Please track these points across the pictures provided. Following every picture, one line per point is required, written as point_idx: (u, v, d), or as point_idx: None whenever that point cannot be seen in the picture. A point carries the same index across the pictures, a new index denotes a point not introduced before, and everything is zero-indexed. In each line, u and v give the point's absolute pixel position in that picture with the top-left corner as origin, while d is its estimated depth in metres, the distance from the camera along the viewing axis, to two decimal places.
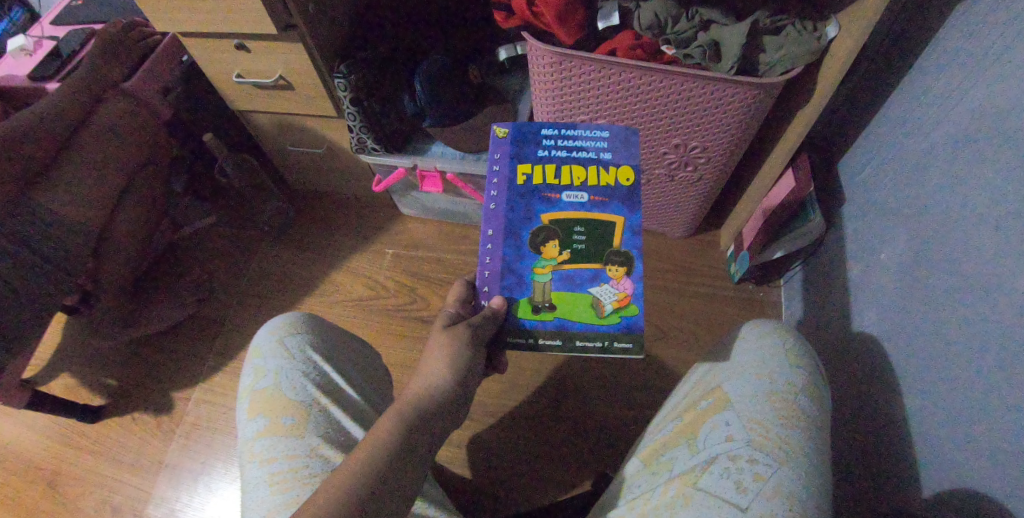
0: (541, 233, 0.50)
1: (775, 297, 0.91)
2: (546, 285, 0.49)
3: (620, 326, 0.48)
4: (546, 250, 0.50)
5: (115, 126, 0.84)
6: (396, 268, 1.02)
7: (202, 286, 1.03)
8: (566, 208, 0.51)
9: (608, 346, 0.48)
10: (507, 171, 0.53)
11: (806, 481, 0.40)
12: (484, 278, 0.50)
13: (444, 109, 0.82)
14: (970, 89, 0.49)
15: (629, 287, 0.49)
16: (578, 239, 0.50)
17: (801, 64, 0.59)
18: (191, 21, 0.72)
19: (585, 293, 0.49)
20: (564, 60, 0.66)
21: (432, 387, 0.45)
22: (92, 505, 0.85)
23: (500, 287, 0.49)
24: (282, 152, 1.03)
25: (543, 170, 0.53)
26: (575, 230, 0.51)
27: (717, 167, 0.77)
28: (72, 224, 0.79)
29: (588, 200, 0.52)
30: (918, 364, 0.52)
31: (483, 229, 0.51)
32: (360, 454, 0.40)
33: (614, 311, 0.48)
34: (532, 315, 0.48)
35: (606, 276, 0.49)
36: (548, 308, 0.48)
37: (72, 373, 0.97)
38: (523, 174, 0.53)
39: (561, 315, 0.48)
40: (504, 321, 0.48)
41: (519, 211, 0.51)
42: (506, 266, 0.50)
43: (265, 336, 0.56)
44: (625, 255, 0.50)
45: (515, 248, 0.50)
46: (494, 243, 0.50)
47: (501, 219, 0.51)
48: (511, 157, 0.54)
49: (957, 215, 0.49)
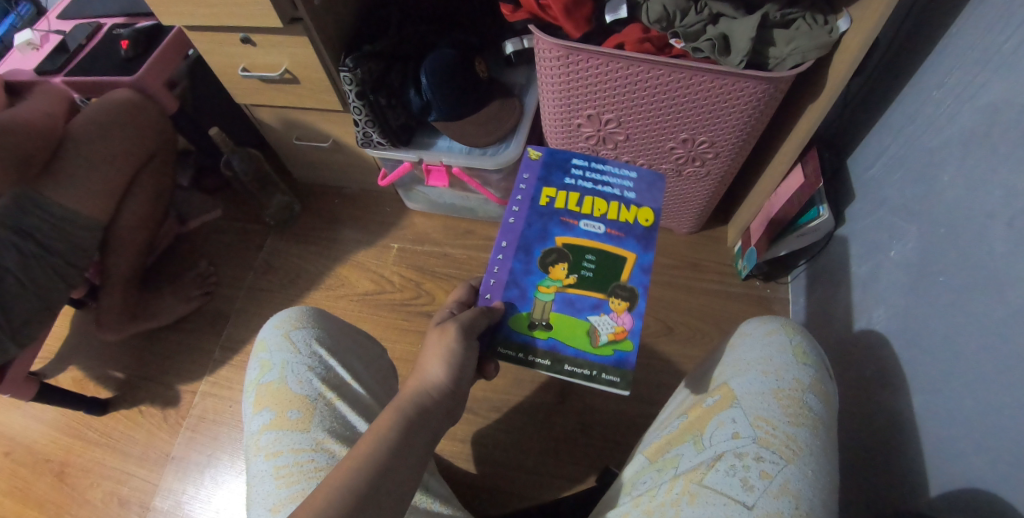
0: (551, 255, 0.52)
1: (782, 293, 0.90)
2: (547, 304, 0.49)
3: (610, 359, 0.47)
4: (553, 270, 0.51)
5: (120, 119, 0.84)
6: (401, 262, 1.02)
7: (208, 278, 1.03)
8: (582, 235, 0.52)
9: (595, 375, 0.47)
10: (532, 191, 0.55)
11: (814, 480, 0.39)
12: (488, 285, 0.51)
13: (453, 102, 0.81)
14: (984, 85, 0.48)
15: (627, 322, 0.48)
16: (587, 267, 0.51)
17: (812, 58, 0.58)
18: (196, 14, 0.72)
19: (583, 319, 0.48)
20: (570, 53, 0.65)
21: (427, 384, 0.44)
22: (101, 496, 0.86)
23: (502, 295, 0.50)
24: (289, 146, 1.03)
25: (566, 196, 0.55)
26: (585, 258, 0.51)
27: (725, 162, 0.77)
28: (78, 217, 0.80)
29: (604, 232, 0.52)
30: (927, 363, 0.51)
31: (498, 240, 0.53)
32: (362, 450, 0.40)
33: (608, 343, 0.47)
34: (527, 329, 0.48)
35: (607, 306, 0.49)
36: (544, 326, 0.48)
37: (81, 366, 0.98)
38: (547, 197, 0.55)
39: (555, 335, 0.48)
40: (498, 328, 0.48)
41: (535, 229, 0.53)
42: (512, 278, 0.51)
43: (272, 329, 0.56)
44: (630, 291, 0.49)
45: (523, 263, 0.51)
46: (506, 255, 0.52)
47: (516, 234, 0.53)
48: (538, 179, 0.56)
49: (970, 214, 0.48)
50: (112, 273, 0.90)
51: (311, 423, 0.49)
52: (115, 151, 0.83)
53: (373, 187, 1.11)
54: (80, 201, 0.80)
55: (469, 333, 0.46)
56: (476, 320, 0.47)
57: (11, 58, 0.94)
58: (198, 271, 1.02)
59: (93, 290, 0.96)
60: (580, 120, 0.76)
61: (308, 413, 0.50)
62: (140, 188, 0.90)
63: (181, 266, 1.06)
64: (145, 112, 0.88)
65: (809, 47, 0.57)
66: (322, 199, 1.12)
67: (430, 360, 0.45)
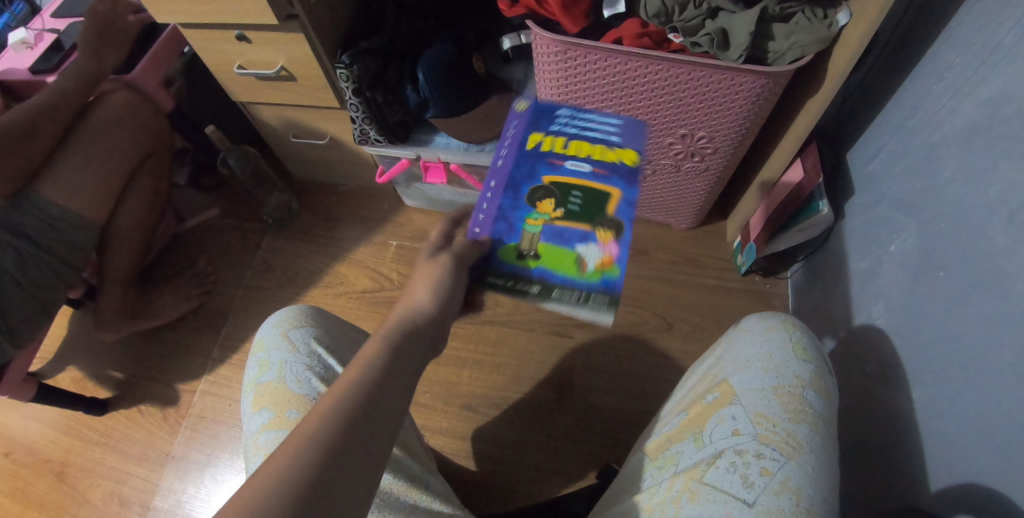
0: (538, 192, 0.49)
1: (782, 289, 0.90)
2: (535, 235, 0.47)
3: (598, 285, 0.45)
4: (540, 205, 0.48)
5: (116, 117, 0.83)
6: (400, 260, 1.02)
7: (206, 277, 1.02)
8: (569, 174, 0.49)
9: (582, 301, 0.45)
10: (519, 136, 0.53)
11: (815, 477, 0.39)
12: (476, 221, 0.49)
13: (451, 99, 0.80)
14: (985, 78, 0.47)
15: (614, 251, 0.46)
16: (574, 201, 0.48)
17: (812, 52, 0.57)
18: (191, 11, 0.71)
19: (570, 250, 0.47)
20: (568, 48, 0.64)
21: (415, 309, 0.45)
22: (101, 496, 0.86)
23: (489, 230, 0.48)
24: (287, 144, 1.02)
25: (553, 139, 0.52)
26: (572, 193, 0.49)
27: (724, 158, 0.76)
28: (76, 217, 0.79)
29: (590, 171, 0.50)
30: (927, 357, 0.51)
31: (486, 181, 0.51)
32: (354, 371, 0.39)
33: (595, 270, 0.46)
34: (515, 259, 0.47)
35: (595, 237, 0.47)
36: (533, 256, 0.47)
37: (79, 365, 0.98)
38: (533, 141, 0.52)
39: (543, 265, 0.46)
40: (488, 261, 0.47)
41: (522, 168, 0.50)
42: (500, 214, 0.49)
43: (269, 329, 0.56)
44: (617, 222, 0.48)
45: (512, 199, 0.49)
46: (494, 193, 0.50)
47: (503, 174, 0.51)
48: (525, 126, 0.54)
49: (972, 209, 0.48)
50: (110, 272, 0.90)
51: None
52: (110, 151, 0.83)
53: (371, 184, 1.11)
54: (77, 201, 0.79)
55: (459, 263, 0.47)
56: (466, 251, 0.47)
57: (6, 57, 0.93)
58: (196, 270, 1.02)
59: (89, 290, 0.96)
60: None
61: (307, 413, 0.49)
62: (137, 187, 0.90)
63: (179, 264, 1.06)
64: (140, 111, 0.88)
65: (809, 41, 0.57)
66: (320, 197, 1.12)
67: (418, 286, 0.46)
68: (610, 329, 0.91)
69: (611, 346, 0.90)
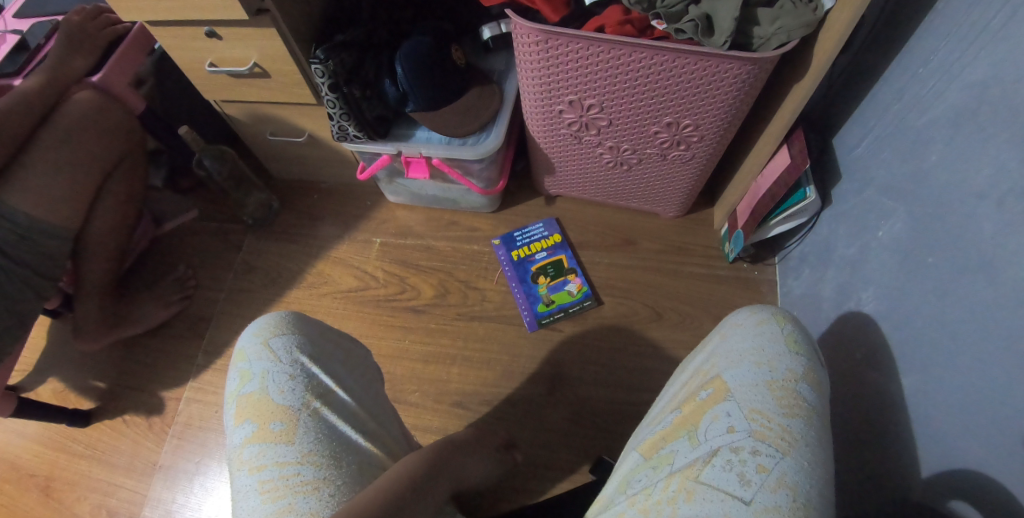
0: (535, 274, 0.95)
1: (769, 274, 0.91)
2: (547, 293, 0.93)
3: (583, 296, 0.92)
4: (540, 280, 0.94)
5: (83, 120, 0.80)
6: (384, 257, 1.00)
7: (187, 282, 1.00)
8: (541, 259, 0.96)
9: (582, 305, 0.92)
10: (508, 258, 0.97)
11: (809, 471, 0.38)
12: (520, 306, 0.93)
13: (430, 91, 0.78)
14: (972, 61, 0.46)
15: (580, 279, 0.94)
16: (552, 271, 0.95)
17: (797, 37, 0.56)
18: (156, 8, 0.68)
19: (564, 291, 0.93)
20: (551, 37, 0.63)
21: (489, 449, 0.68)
22: (89, 508, 0.84)
23: (526, 306, 0.92)
24: (265, 142, 1.00)
25: (523, 248, 0.97)
26: (549, 268, 0.95)
27: (711, 145, 0.75)
28: (48, 226, 0.76)
29: (547, 253, 0.97)
30: (917, 344, 0.51)
31: (508, 283, 0.95)
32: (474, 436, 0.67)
33: (578, 290, 0.93)
34: (546, 308, 0.92)
35: (571, 278, 0.94)
36: (551, 302, 0.92)
37: (61, 377, 0.95)
38: (515, 254, 0.97)
39: (558, 303, 0.92)
40: (537, 321, 0.91)
41: (520, 270, 0.95)
42: (526, 294, 0.93)
43: (250, 338, 0.55)
44: (574, 268, 0.95)
45: (526, 285, 0.94)
46: (516, 286, 0.94)
47: (514, 275, 0.95)
48: (507, 251, 0.98)
49: (961, 195, 0.47)
50: (88, 280, 0.87)
51: (296, 434, 0.48)
52: (80, 156, 0.80)
53: (352, 181, 1.08)
54: (48, 209, 0.76)
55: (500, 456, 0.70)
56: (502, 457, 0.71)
57: None
58: (176, 275, 0.99)
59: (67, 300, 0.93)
60: (561, 106, 0.74)
61: (290, 425, 0.48)
62: (110, 191, 0.87)
63: (159, 269, 1.04)
64: (110, 111, 0.84)
65: (795, 26, 0.55)
66: (299, 195, 1.09)
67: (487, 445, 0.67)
68: (599, 321, 0.91)
69: (600, 338, 0.89)
